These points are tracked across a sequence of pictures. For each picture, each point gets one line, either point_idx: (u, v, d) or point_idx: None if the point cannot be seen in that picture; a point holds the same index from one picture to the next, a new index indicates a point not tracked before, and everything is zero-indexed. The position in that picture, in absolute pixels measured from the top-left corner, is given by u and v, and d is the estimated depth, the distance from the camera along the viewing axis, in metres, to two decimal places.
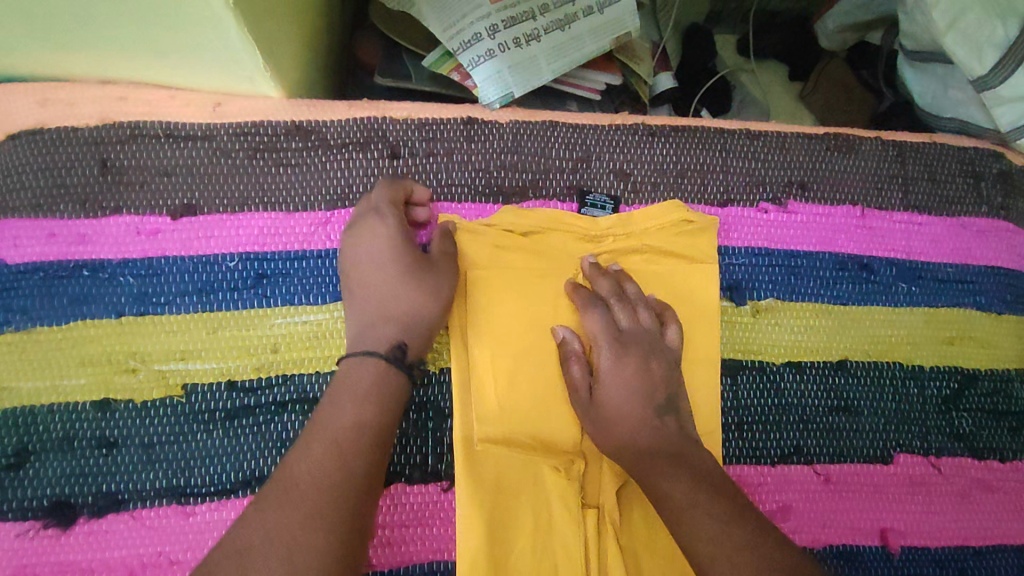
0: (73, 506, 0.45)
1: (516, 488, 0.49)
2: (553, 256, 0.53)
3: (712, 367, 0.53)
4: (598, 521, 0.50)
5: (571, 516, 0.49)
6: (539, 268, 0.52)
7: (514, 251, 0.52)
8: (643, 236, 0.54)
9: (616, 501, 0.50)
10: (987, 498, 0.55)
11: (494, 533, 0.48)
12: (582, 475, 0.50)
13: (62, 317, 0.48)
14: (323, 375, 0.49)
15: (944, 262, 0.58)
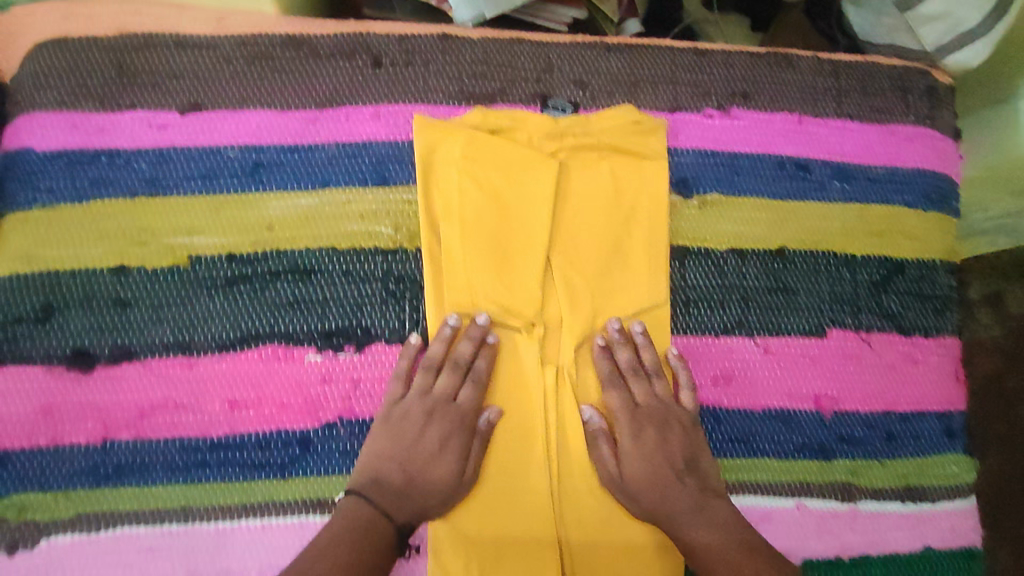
0: (93, 355, 0.52)
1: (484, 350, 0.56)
2: (518, 151, 0.58)
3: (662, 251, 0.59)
4: (557, 376, 0.56)
5: (533, 370, 0.56)
6: (505, 160, 0.58)
7: (484, 144, 0.58)
8: (601, 134, 0.60)
9: (574, 360, 0.57)
10: (913, 369, 0.62)
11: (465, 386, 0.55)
12: (542, 338, 0.57)
13: (83, 197, 0.54)
14: (313, 250, 0.56)
15: (876, 164, 0.64)
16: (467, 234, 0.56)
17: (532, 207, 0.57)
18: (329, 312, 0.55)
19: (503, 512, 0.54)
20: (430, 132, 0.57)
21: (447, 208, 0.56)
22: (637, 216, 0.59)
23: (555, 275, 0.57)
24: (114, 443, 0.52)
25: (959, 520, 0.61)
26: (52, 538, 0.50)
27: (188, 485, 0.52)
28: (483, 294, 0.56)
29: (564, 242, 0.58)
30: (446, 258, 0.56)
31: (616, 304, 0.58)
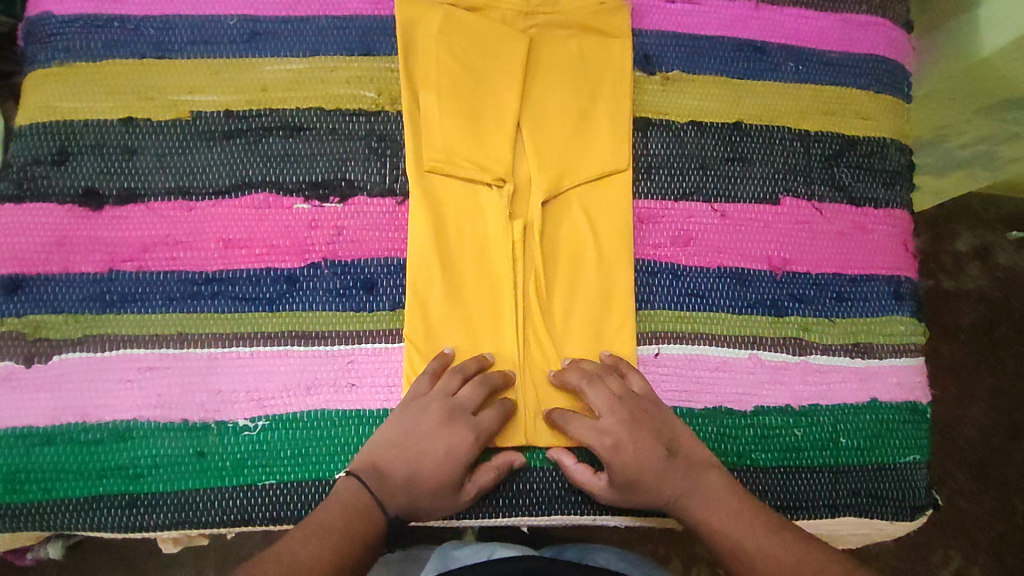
0: (102, 194, 0.57)
1: (458, 203, 0.60)
2: (491, 24, 0.63)
3: (626, 117, 0.63)
4: (525, 230, 0.60)
5: (503, 224, 0.60)
6: (480, 32, 0.63)
7: (461, 16, 0.63)
8: (568, 13, 0.65)
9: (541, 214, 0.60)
10: (864, 238, 0.66)
11: (439, 235, 0.59)
12: (512, 194, 0.60)
13: (97, 56, 0.59)
14: (303, 110, 0.61)
15: (828, 48, 0.68)
16: (443, 97, 0.61)
17: (507, 78, 0.62)
18: (317, 166, 0.60)
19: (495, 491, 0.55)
20: (411, 5, 0.62)
21: (426, 74, 0.61)
22: (603, 88, 0.64)
23: (526, 140, 0.62)
24: (119, 274, 0.56)
25: (906, 375, 0.64)
26: (63, 355, 0.55)
27: (184, 314, 0.56)
28: (457, 151, 0.60)
29: (534, 111, 0.63)
30: (425, 118, 0.60)
31: (583, 167, 0.62)
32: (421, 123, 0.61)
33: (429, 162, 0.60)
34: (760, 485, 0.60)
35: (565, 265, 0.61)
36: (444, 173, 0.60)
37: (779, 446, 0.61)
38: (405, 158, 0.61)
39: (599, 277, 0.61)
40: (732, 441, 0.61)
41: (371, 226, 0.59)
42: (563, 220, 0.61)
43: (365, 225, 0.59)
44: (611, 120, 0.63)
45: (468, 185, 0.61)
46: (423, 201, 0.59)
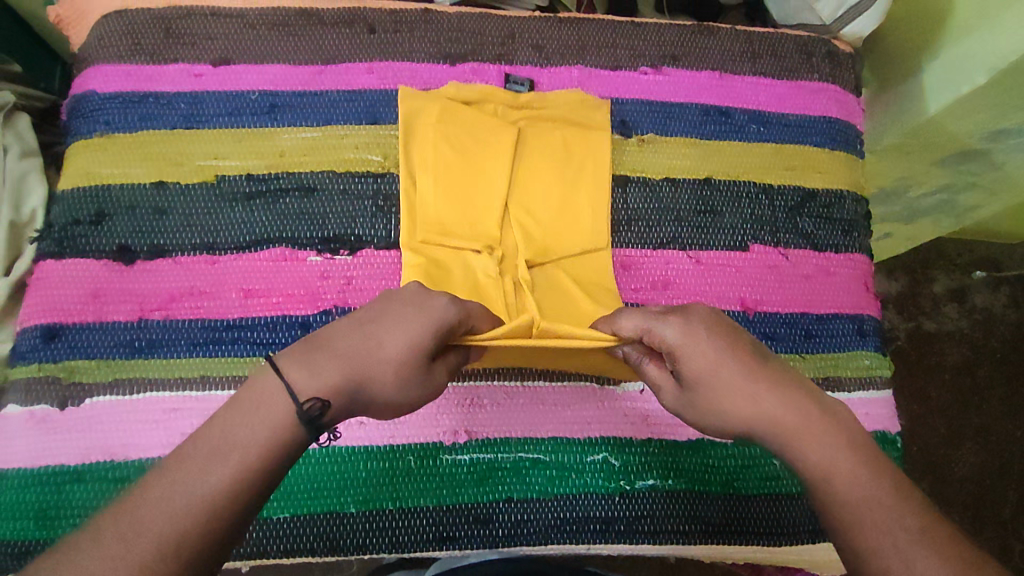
0: (134, 250, 0.63)
1: (452, 269, 0.66)
2: (480, 113, 0.71)
3: (605, 175, 0.71)
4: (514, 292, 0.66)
5: (494, 287, 0.66)
6: (469, 119, 0.70)
7: (453, 105, 0.70)
8: (546, 101, 0.73)
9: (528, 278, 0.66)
10: (828, 280, 0.71)
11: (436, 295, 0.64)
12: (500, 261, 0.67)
13: (133, 128, 0.67)
14: (317, 173, 0.68)
15: (786, 112, 0.76)
16: (437, 178, 0.68)
17: (496, 160, 0.69)
18: (329, 222, 0.66)
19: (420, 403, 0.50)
20: (408, 94, 0.70)
21: (424, 158, 0.68)
22: (583, 166, 0.71)
23: (514, 214, 0.69)
24: (148, 322, 0.62)
25: (873, 406, 0.69)
26: (94, 398, 0.60)
27: (206, 358, 0.61)
28: (450, 226, 0.67)
29: (521, 189, 0.70)
30: (422, 198, 0.67)
31: (565, 233, 0.69)
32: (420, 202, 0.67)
33: (425, 235, 0.66)
34: (743, 513, 0.62)
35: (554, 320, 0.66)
36: (439, 244, 0.67)
37: (760, 475, 0.63)
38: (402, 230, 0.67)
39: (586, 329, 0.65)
40: (716, 471, 0.63)
41: (379, 275, 0.65)
42: (550, 282, 0.68)
43: (374, 274, 0.65)
44: (589, 196, 0.70)
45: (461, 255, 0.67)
46: (420, 267, 0.65)
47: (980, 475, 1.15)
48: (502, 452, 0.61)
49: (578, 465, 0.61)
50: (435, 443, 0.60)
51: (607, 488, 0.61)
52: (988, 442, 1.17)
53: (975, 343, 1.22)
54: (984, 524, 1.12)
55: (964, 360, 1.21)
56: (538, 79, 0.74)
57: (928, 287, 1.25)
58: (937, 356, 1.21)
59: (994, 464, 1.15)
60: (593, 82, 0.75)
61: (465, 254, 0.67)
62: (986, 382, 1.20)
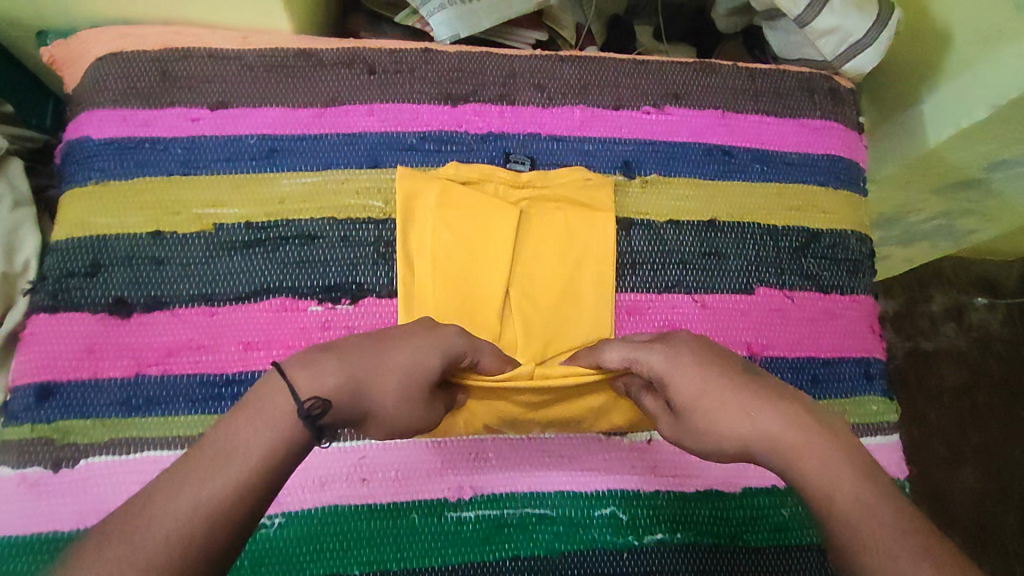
0: (130, 303, 0.62)
1: None
2: (482, 198, 0.68)
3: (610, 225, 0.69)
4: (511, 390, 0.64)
5: None
6: (470, 205, 0.68)
7: (454, 191, 0.68)
8: (550, 183, 0.70)
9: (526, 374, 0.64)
10: (833, 323, 0.71)
11: None
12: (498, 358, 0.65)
13: (129, 175, 0.65)
14: (317, 219, 0.66)
15: (790, 151, 0.76)
16: (436, 269, 0.66)
17: (497, 249, 0.67)
18: (330, 271, 0.65)
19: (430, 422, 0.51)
20: (407, 177, 0.67)
21: (425, 243, 0.66)
22: (587, 256, 0.69)
23: (514, 304, 0.67)
24: (145, 378, 0.60)
25: (880, 451, 0.69)
26: (89, 460, 0.58)
27: (205, 415, 0.60)
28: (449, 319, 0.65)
29: (522, 277, 0.68)
30: (420, 291, 0.65)
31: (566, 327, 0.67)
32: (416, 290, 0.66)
33: None
34: (753, 566, 0.61)
35: None
36: None
37: (770, 527, 0.62)
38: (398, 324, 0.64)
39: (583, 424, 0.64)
40: (725, 523, 0.62)
41: (381, 325, 0.65)
42: None
43: (376, 324, 0.65)
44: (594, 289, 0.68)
45: None
46: None
47: (981, 497, 1.15)
48: (508, 508, 0.60)
49: (586, 520, 0.60)
50: (440, 500, 0.59)
51: (615, 543, 0.60)
52: (988, 463, 1.17)
53: (972, 363, 1.23)
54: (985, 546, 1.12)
55: (963, 381, 1.21)
56: (541, 119, 0.73)
57: (926, 306, 1.25)
58: (937, 377, 1.21)
59: (996, 486, 1.16)
60: (596, 122, 0.74)
61: None
62: (984, 404, 1.20)
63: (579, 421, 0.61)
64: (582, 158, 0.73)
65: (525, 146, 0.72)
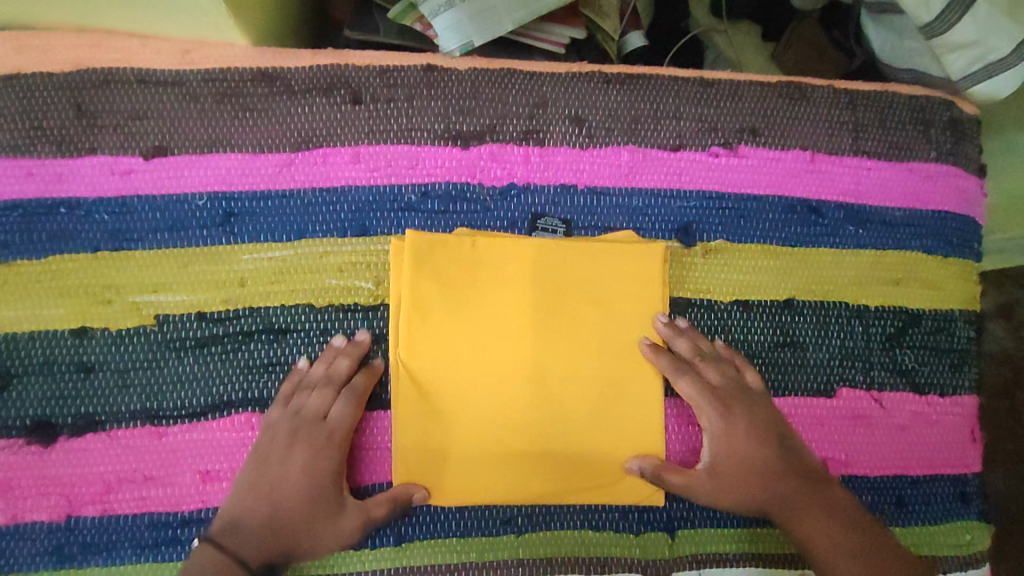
0: (54, 425, 0.49)
1: (432, 439, 0.52)
2: (492, 258, 0.53)
3: (650, 295, 0.55)
4: (495, 453, 0.52)
5: (475, 449, 0.52)
6: (478, 273, 0.53)
7: (456, 255, 0.53)
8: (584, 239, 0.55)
9: (517, 443, 0.52)
10: (928, 430, 0.58)
11: (406, 456, 0.51)
12: (490, 429, 0.52)
13: (41, 252, 0.50)
14: (289, 308, 0.52)
15: (893, 206, 0.60)
16: (436, 369, 0.52)
17: (512, 360, 0.52)
18: (307, 375, 0.52)
19: (441, 349, 0.52)
20: (408, 249, 0.52)
21: (426, 367, 0.52)
22: (622, 352, 0.54)
23: (529, 395, 0.52)
24: (79, 521, 0.48)
25: None
26: None
27: (158, 565, 0.49)
28: (449, 403, 0.52)
29: (549, 389, 0.53)
30: (424, 390, 0.52)
31: (577, 398, 0.53)
32: (403, 425, 0.51)
33: (412, 417, 0.51)
34: None
35: (543, 484, 0.52)
36: (425, 415, 0.52)
37: None
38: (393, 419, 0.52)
39: (588, 487, 0.52)
40: None
41: (373, 443, 0.52)
42: (547, 445, 0.52)
43: (366, 442, 0.52)
44: (631, 380, 0.54)
45: (431, 423, 0.52)
46: (396, 438, 0.51)
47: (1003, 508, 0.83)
48: None
49: None
50: None
51: None
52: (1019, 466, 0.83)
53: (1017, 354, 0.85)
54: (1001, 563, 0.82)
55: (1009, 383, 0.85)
56: (577, 165, 0.57)
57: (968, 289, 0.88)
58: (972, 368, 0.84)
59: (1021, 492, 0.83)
60: (648, 168, 0.57)
61: (441, 422, 0.52)
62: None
63: (578, 414, 0.53)
64: (629, 218, 0.57)
65: (558, 204, 0.56)
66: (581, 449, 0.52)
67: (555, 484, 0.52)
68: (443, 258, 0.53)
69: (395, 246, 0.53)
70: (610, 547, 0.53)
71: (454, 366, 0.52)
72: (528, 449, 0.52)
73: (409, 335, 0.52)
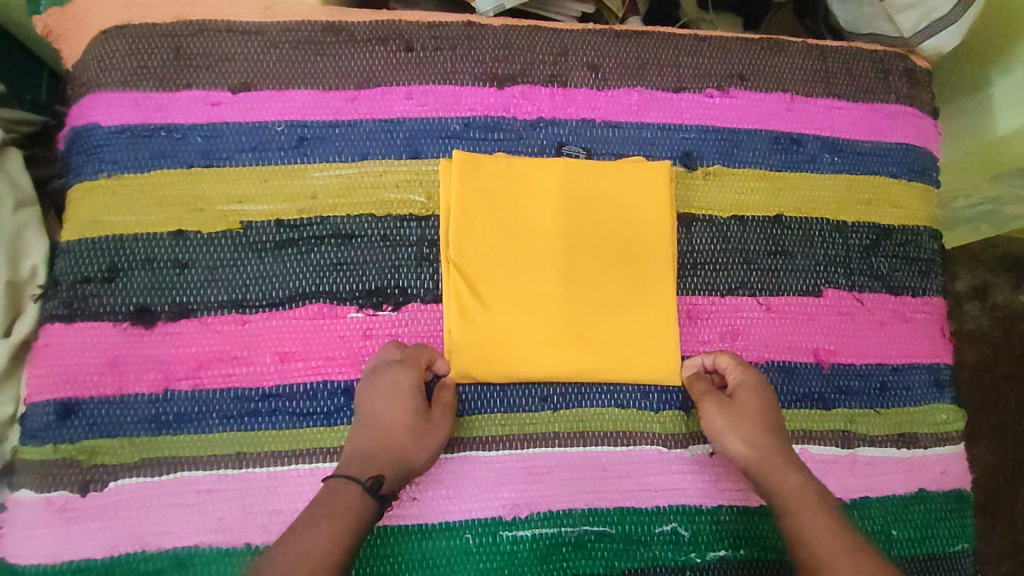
0: (154, 311, 0.56)
1: (482, 328, 0.60)
2: (524, 175, 0.63)
3: (661, 205, 0.64)
4: (536, 337, 0.60)
5: (519, 334, 0.60)
6: (513, 188, 0.62)
7: (495, 173, 0.62)
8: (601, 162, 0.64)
9: (553, 329, 0.60)
10: (902, 326, 0.67)
11: (462, 342, 0.59)
12: (529, 317, 0.60)
13: (144, 168, 0.59)
14: (355, 217, 0.61)
15: (862, 139, 0.70)
16: (482, 268, 0.60)
17: (545, 259, 0.61)
18: (370, 273, 0.60)
19: (485, 251, 0.61)
20: (455, 167, 0.61)
21: (473, 266, 0.60)
22: (638, 253, 0.63)
23: (561, 289, 0.61)
24: (175, 393, 0.55)
25: (949, 463, 0.66)
26: (119, 481, 0.53)
27: (243, 433, 0.56)
28: (493, 296, 0.60)
29: (577, 284, 0.61)
30: (472, 286, 0.60)
31: (601, 292, 0.62)
32: (456, 316, 0.59)
33: (463, 309, 0.60)
34: None
35: (578, 363, 0.60)
36: (474, 307, 0.60)
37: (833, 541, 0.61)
38: (446, 309, 0.60)
39: (616, 366, 0.61)
40: None
41: (427, 333, 0.60)
42: (579, 331, 0.61)
43: (420, 332, 0.60)
44: (647, 277, 0.63)
45: (479, 314, 0.60)
46: (451, 327, 0.59)
47: (994, 475, 0.99)
48: (567, 526, 0.58)
49: (646, 537, 0.59)
50: (495, 518, 0.58)
51: (677, 561, 0.59)
52: (1006, 439, 1.00)
53: (995, 343, 1.04)
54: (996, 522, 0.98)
55: (986, 358, 1.03)
56: (595, 103, 0.67)
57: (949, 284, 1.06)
58: (956, 355, 1.03)
59: (1008, 462, 0.99)
60: (654, 107, 0.68)
61: (488, 312, 0.60)
62: (1006, 382, 1.02)
63: (603, 304, 0.62)
64: (641, 147, 0.67)
65: (580, 135, 0.66)
66: (606, 335, 0.61)
67: (588, 366, 0.60)
68: (484, 175, 0.62)
69: (443, 167, 0.62)
70: (634, 423, 0.61)
71: (496, 265, 0.61)
72: (563, 334, 0.60)
73: (457, 239, 0.60)
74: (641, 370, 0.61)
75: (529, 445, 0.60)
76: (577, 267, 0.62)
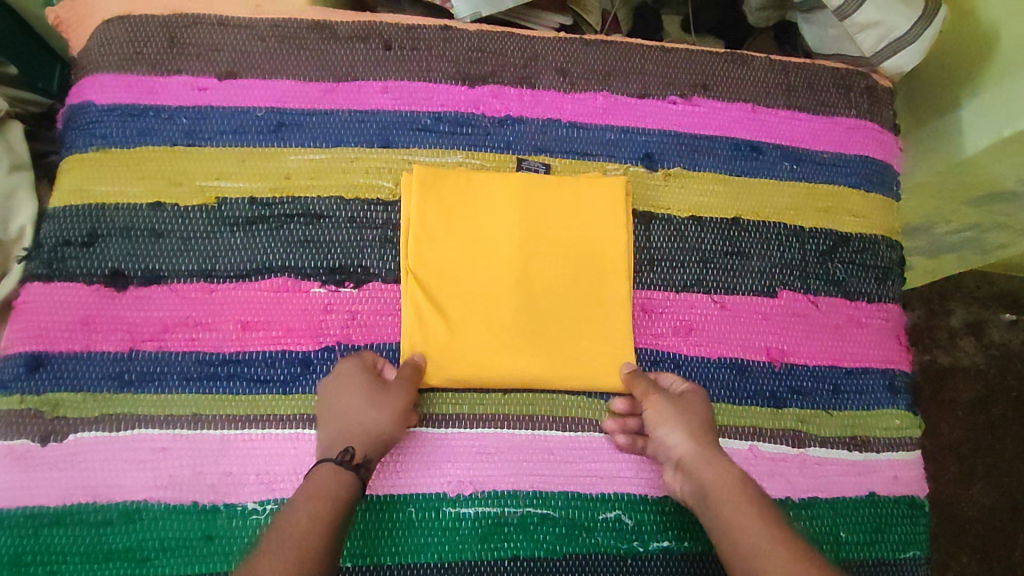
0: (127, 276, 0.60)
1: (438, 324, 0.62)
2: (484, 181, 0.66)
3: (617, 208, 0.67)
4: (489, 334, 0.62)
5: (474, 330, 0.62)
6: (473, 194, 0.65)
7: (457, 179, 0.65)
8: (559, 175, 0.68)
9: (506, 326, 0.62)
10: (857, 331, 0.68)
11: (417, 338, 0.61)
12: (484, 310, 0.63)
13: (130, 144, 0.63)
14: (325, 198, 0.64)
15: (822, 149, 0.72)
16: (439, 267, 0.63)
17: (500, 261, 0.64)
18: (335, 251, 0.63)
19: (442, 251, 0.64)
20: (417, 174, 0.65)
21: (430, 264, 0.63)
22: (592, 254, 0.66)
23: (516, 288, 0.63)
24: (139, 353, 0.58)
25: (903, 470, 0.66)
26: (79, 434, 0.56)
27: (200, 395, 0.58)
28: (450, 295, 0.63)
29: (532, 285, 0.64)
30: (429, 284, 0.62)
31: (554, 291, 0.64)
32: (412, 312, 0.62)
33: (419, 307, 0.62)
34: None
35: (531, 358, 0.62)
36: (430, 305, 0.62)
37: None
38: (404, 303, 0.62)
39: (567, 361, 0.63)
40: None
41: (385, 310, 0.62)
42: (532, 327, 0.63)
43: (378, 309, 0.62)
44: (600, 281, 0.65)
45: (435, 313, 0.62)
46: (407, 323, 0.61)
47: (990, 516, 0.97)
48: (509, 506, 0.59)
49: (589, 523, 0.60)
50: (439, 494, 0.59)
51: (619, 548, 0.60)
52: (1000, 480, 0.98)
53: (989, 381, 1.03)
54: (990, 566, 0.95)
55: (980, 396, 1.02)
56: (562, 105, 0.70)
57: (942, 318, 1.05)
58: (950, 392, 1.02)
59: (1003, 504, 0.97)
60: (618, 111, 0.71)
61: (444, 309, 0.62)
62: (1001, 423, 1.01)
63: (556, 304, 0.64)
64: (604, 147, 0.70)
65: (545, 133, 0.69)
66: (559, 336, 0.63)
67: (540, 361, 0.62)
68: (446, 177, 0.65)
69: (406, 171, 0.65)
70: (582, 409, 0.63)
71: (455, 260, 0.63)
72: (517, 331, 0.62)
73: (417, 238, 0.63)
74: (592, 361, 0.63)
75: (476, 425, 0.61)
76: (532, 269, 0.64)
